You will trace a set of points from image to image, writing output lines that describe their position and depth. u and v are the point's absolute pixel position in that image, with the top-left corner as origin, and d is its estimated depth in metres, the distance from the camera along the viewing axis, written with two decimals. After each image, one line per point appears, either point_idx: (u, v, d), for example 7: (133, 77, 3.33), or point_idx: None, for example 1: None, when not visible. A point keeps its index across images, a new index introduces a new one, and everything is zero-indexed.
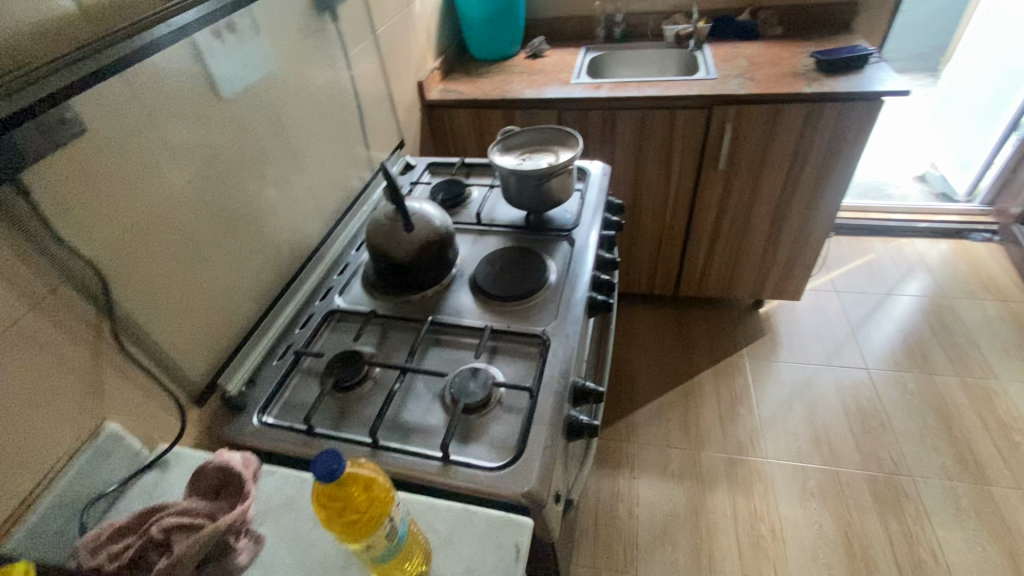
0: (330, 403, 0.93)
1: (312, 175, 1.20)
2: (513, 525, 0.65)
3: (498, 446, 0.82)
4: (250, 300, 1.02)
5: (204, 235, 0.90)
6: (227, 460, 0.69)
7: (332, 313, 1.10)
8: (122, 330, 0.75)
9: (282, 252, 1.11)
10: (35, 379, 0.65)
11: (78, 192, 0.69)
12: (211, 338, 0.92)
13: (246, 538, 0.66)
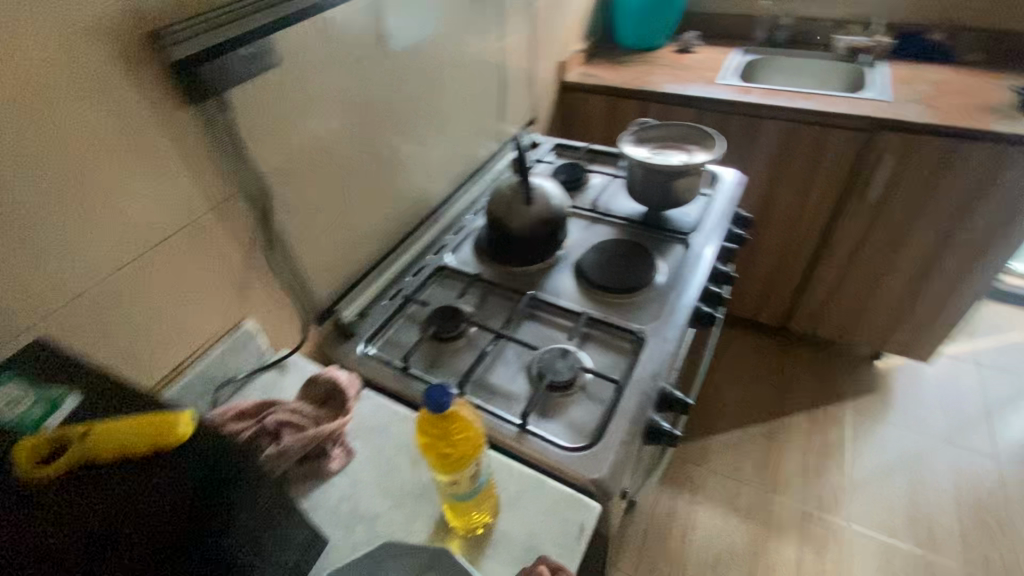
0: (425, 350, 0.99)
1: (447, 137, 1.27)
2: (581, 505, 0.66)
3: (576, 429, 0.83)
4: (373, 241, 1.10)
5: (349, 173, 0.99)
6: (335, 376, 0.76)
7: (441, 268, 1.16)
8: (273, 243, 0.85)
9: (408, 203, 1.18)
10: (204, 270, 0.76)
11: (263, 117, 0.78)
12: (336, 267, 1.01)
13: (340, 448, 0.73)
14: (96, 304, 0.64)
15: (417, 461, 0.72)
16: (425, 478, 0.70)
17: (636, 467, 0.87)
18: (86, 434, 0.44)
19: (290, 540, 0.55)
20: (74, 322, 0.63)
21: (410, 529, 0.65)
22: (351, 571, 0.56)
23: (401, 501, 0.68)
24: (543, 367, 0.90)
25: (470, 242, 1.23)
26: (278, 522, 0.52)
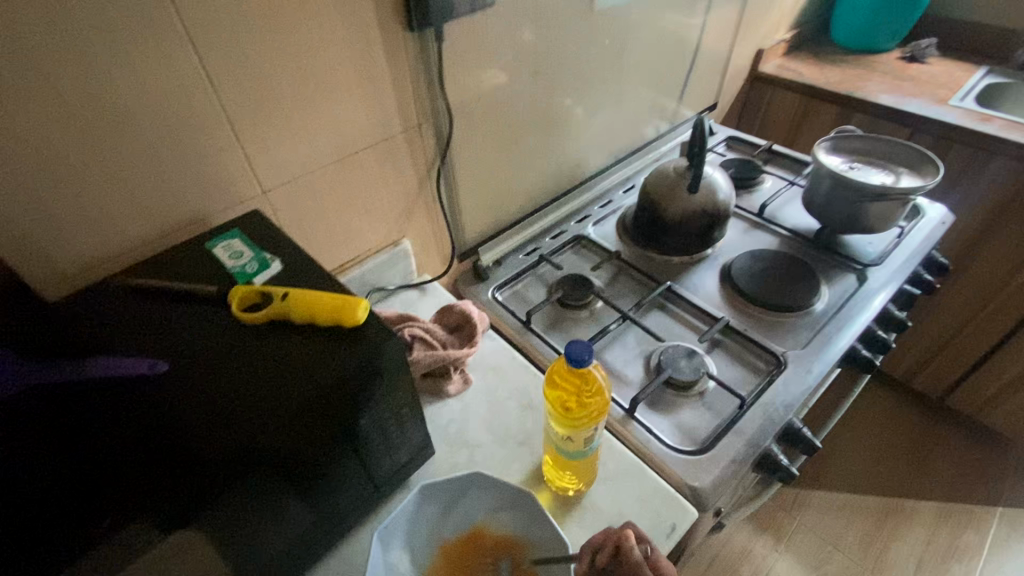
0: (549, 311, 0.98)
1: (622, 107, 1.23)
2: (677, 506, 0.64)
3: (685, 434, 0.78)
4: (527, 195, 1.12)
5: (522, 124, 1.01)
6: (469, 310, 0.81)
7: (580, 237, 1.14)
8: (443, 174, 0.91)
9: (567, 165, 1.18)
10: (383, 185, 0.83)
11: (465, 54, 0.82)
12: (488, 211, 1.05)
13: (460, 375, 0.77)
14: (300, 192, 0.74)
15: (524, 410, 0.74)
16: (529, 428, 0.72)
17: (738, 492, 0.81)
18: (285, 295, 0.52)
19: (409, 435, 0.60)
20: (281, 204, 0.72)
21: (506, 469, 0.68)
22: (444, 486, 0.60)
23: (503, 441, 0.71)
24: (664, 361, 0.85)
25: (615, 218, 1.20)
26: (406, 413, 0.58)
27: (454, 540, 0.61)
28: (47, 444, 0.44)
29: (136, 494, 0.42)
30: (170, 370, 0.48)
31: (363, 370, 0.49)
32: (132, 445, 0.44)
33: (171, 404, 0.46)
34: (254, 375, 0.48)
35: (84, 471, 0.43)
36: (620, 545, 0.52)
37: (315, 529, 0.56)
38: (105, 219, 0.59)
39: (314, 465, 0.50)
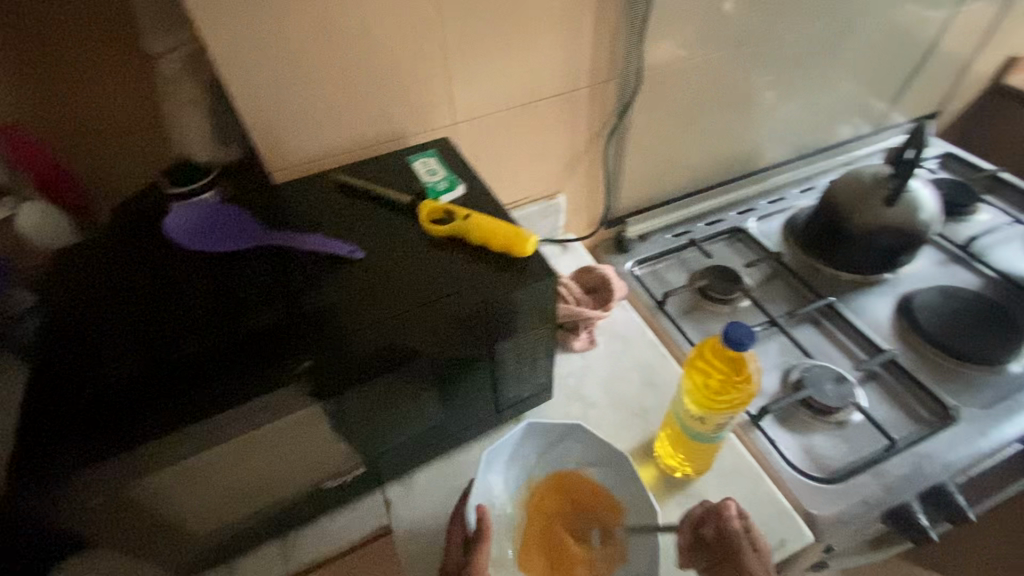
0: (688, 297, 0.93)
1: (823, 98, 1.10)
2: (791, 524, 0.61)
3: (815, 460, 0.72)
4: (692, 174, 1.06)
5: (708, 97, 0.95)
6: (610, 275, 0.80)
7: (739, 229, 1.06)
8: (615, 134, 0.89)
9: (744, 151, 1.09)
10: (557, 135, 0.84)
11: (669, 12, 0.79)
12: (649, 182, 1.01)
13: (587, 334, 0.77)
14: (483, 129, 0.76)
15: (646, 385, 0.73)
16: (647, 403, 0.71)
17: (858, 537, 0.74)
18: (466, 217, 0.55)
19: (536, 374, 0.64)
20: (463, 137, 0.76)
21: (616, 435, 0.68)
22: (547, 424, 0.59)
23: (619, 408, 0.71)
24: (809, 379, 0.78)
25: (783, 217, 1.10)
26: (540, 353, 0.61)
27: (543, 481, 0.61)
28: (262, 285, 0.52)
29: (319, 341, 0.48)
30: (362, 260, 0.54)
31: (520, 305, 0.53)
32: (311, 308, 0.50)
33: (358, 284, 0.52)
34: (428, 280, 0.52)
35: (284, 314, 0.49)
36: (720, 515, 0.52)
37: (440, 430, 0.62)
38: (327, 123, 0.66)
39: (454, 371, 0.56)
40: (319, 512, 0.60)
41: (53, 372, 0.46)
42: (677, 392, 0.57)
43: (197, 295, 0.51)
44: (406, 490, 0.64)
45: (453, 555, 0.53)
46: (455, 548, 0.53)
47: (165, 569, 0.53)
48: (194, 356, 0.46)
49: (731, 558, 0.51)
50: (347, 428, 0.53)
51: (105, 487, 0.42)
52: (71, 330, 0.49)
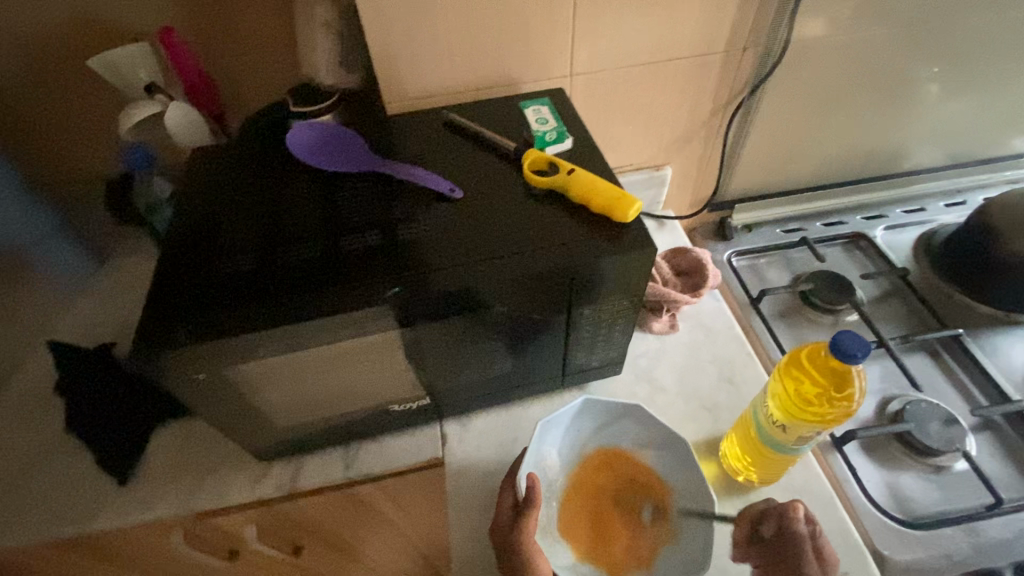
0: (786, 300, 0.86)
1: (1004, 100, 0.93)
2: (858, 558, 0.56)
3: (900, 502, 0.65)
4: (821, 165, 0.95)
5: (860, 80, 0.84)
6: (706, 262, 0.75)
7: (862, 236, 0.94)
8: (742, 109, 0.82)
9: (891, 149, 0.96)
10: (679, 102, 0.78)
11: None
12: (768, 168, 0.93)
13: (668, 317, 0.74)
14: (601, 85, 0.73)
15: (722, 382, 0.69)
16: (720, 400, 0.67)
17: None
18: (570, 172, 0.54)
19: (610, 346, 0.62)
20: (578, 91, 0.73)
21: (680, 424, 0.65)
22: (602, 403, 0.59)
23: (688, 398, 0.67)
24: (913, 414, 0.70)
25: (919, 230, 0.96)
26: (618, 326, 0.59)
27: (595, 457, 0.60)
28: (363, 211, 0.54)
29: (408, 270, 0.49)
30: (460, 201, 0.54)
31: (606, 273, 0.51)
32: (402, 240, 0.51)
33: (453, 223, 0.52)
34: (520, 231, 0.51)
35: (380, 240, 0.51)
36: (784, 515, 0.50)
37: (505, 380, 0.63)
38: (448, 60, 0.66)
39: (527, 326, 0.55)
40: (382, 430, 0.64)
41: (180, 252, 0.51)
42: (762, 392, 0.52)
43: (308, 208, 0.55)
44: (464, 430, 0.66)
45: (499, 520, 0.53)
46: (503, 513, 0.54)
47: (248, 448, 0.60)
48: (299, 263, 0.49)
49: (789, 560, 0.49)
50: (417, 358, 0.55)
51: (207, 363, 0.46)
52: (200, 219, 0.54)
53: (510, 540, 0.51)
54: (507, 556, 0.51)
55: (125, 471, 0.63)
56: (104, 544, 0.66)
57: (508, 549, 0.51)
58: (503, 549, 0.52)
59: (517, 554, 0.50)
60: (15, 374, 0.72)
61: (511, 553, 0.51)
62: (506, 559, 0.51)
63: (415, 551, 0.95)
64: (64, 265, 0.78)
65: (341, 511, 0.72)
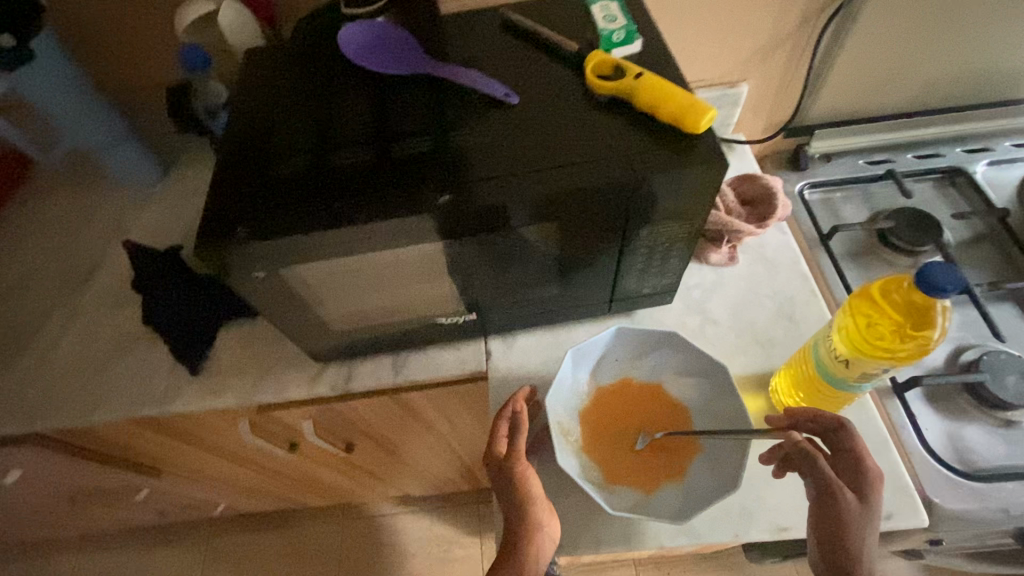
0: (860, 238, 0.79)
1: None
2: (907, 502, 0.54)
3: (959, 454, 0.62)
4: (923, 88, 0.84)
5: None
6: (776, 190, 0.69)
7: (960, 171, 0.84)
8: (839, 15, 0.72)
9: (1013, 69, 0.82)
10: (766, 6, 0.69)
11: None
12: (860, 90, 0.83)
13: (727, 249, 0.70)
14: None
15: (780, 317, 0.65)
16: (775, 335, 0.64)
17: (976, 546, 0.65)
18: (638, 76, 0.49)
19: (664, 273, 0.59)
20: None
21: (730, 357, 0.63)
22: (651, 332, 0.58)
23: (741, 331, 0.65)
24: (990, 365, 0.65)
25: None
26: (674, 252, 0.56)
27: (636, 384, 0.59)
28: (416, 116, 0.52)
29: (459, 179, 0.47)
30: (515, 108, 0.51)
31: (666, 192, 0.48)
32: (450, 148, 0.49)
33: (505, 131, 0.49)
34: (576, 142, 0.48)
35: (431, 146, 0.49)
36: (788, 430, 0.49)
37: (552, 301, 0.62)
38: None
39: (577, 248, 0.54)
40: (429, 342, 0.66)
41: (237, 152, 0.51)
42: (827, 326, 0.49)
43: (360, 112, 0.53)
44: (508, 347, 0.67)
45: (491, 450, 0.53)
46: (500, 440, 0.53)
47: (305, 349, 0.63)
48: (350, 166, 0.49)
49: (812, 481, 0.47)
50: (463, 273, 0.55)
51: (264, 261, 0.47)
52: (254, 121, 0.54)
53: (506, 468, 0.51)
54: (501, 488, 0.51)
55: (197, 362, 0.69)
56: (182, 426, 0.73)
57: (502, 478, 0.51)
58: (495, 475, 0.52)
59: (509, 481, 0.50)
60: (97, 270, 0.78)
61: (503, 483, 0.51)
62: (499, 488, 0.51)
63: (456, 458, 1.01)
64: (127, 163, 0.81)
65: (388, 415, 0.76)
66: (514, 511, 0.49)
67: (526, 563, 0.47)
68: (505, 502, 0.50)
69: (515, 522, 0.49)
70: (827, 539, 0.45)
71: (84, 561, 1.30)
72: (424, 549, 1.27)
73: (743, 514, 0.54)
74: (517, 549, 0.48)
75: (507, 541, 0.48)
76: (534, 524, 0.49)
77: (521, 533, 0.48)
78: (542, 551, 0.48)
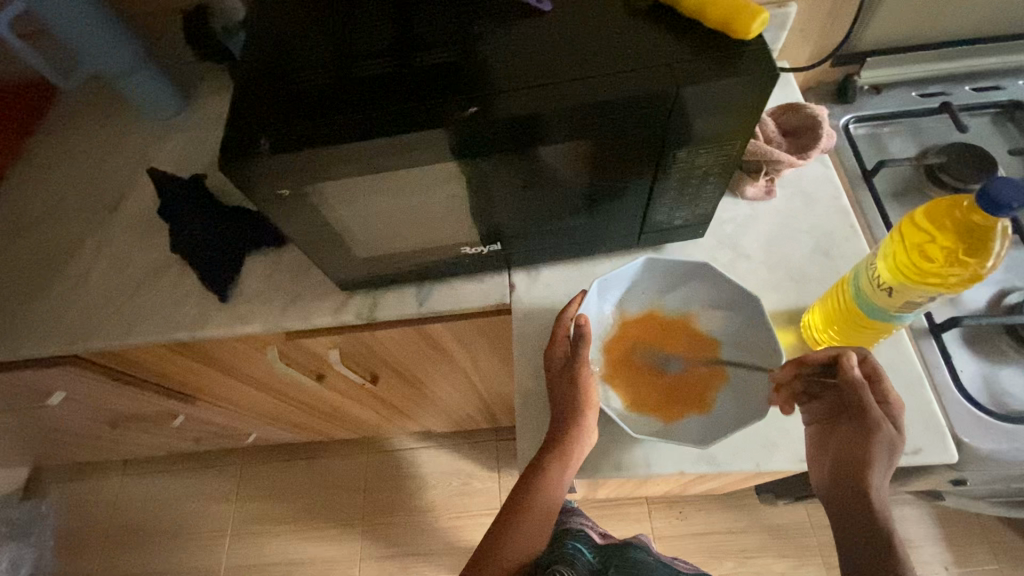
0: (906, 175, 0.75)
1: None
2: (936, 439, 0.53)
3: (993, 396, 0.60)
4: (992, 8, 0.76)
5: None
6: (822, 120, 0.65)
7: (1022, 105, 0.78)
8: None
9: None
10: None
11: None
12: (920, 11, 0.76)
13: (765, 183, 0.66)
14: None
15: (816, 254, 0.63)
16: (810, 271, 0.62)
17: (1000, 487, 0.64)
18: None
19: (697, 203, 0.57)
20: None
21: (761, 293, 0.61)
22: (680, 263, 0.57)
23: (774, 267, 0.63)
24: None
25: None
26: (710, 180, 0.54)
27: (661, 316, 0.58)
28: (443, 26, 0.49)
29: (486, 91, 0.45)
30: (547, 15, 0.48)
31: (704, 106, 0.45)
32: (477, 58, 0.46)
33: (537, 40, 0.46)
34: (613, 50, 0.45)
35: (458, 57, 0.47)
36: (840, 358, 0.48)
37: (579, 232, 0.60)
38: None
39: (607, 173, 0.52)
40: (453, 273, 0.65)
41: (257, 65, 0.49)
42: (870, 255, 0.47)
43: (383, 23, 0.50)
44: (532, 280, 0.66)
45: (556, 350, 0.55)
46: (558, 350, 0.55)
47: (331, 276, 0.63)
48: (372, 79, 0.46)
49: (852, 410, 0.49)
50: (488, 197, 0.53)
51: (289, 176, 0.47)
52: (274, 32, 0.51)
53: (567, 370, 0.53)
54: (558, 386, 0.53)
55: (225, 289, 0.70)
56: (213, 352, 0.75)
57: (558, 378, 0.54)
58: (555, 377, 0.54)
59: (563, 383, 0.53)
60: (123, 199, 0.79)
61: (562, 382, 0.53)
62: (554, 389, 0.53)
63: (477, 394, 1.03)
64: (145, 88, 0.79)
65: (412, 347, 0.77)
66: (567, 409, 0.51)
67: (564, 454, 0.50)
68: (559, 397, 0.53)
69: (561, 418, 0.51)
70: (854, 464, 0.47)
71: (127, 482, 1.40)
72: (444, 482, 1.33)
73: (764, 443, 0.54)
74: (559, 440, 0.50)
75: (555, 440, 0.51)
76: (574, 425, 0.50)
77: (563, 431, 0.51)
78: (581, 451, 0.50)
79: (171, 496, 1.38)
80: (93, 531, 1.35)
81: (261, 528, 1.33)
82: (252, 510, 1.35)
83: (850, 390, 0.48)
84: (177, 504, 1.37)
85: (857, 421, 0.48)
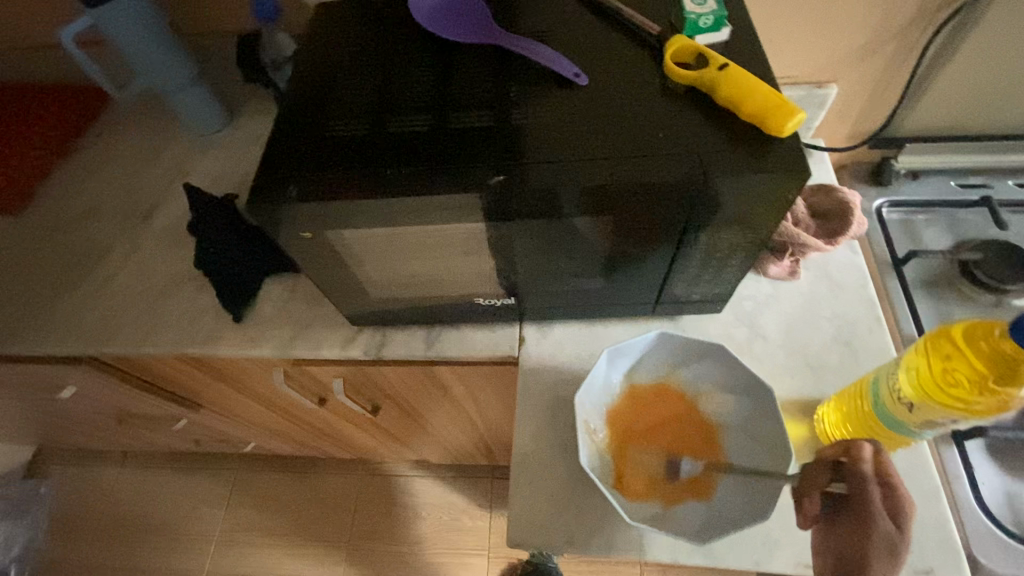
0: (938, 267, 0.73)
1: None
2: (951, 560, 0.50)
3: (1016, 516, 0.57)
4: None
5: None
6: (854, 206, 0.64)
7: None
8: (955, 21, 0.65)
9: None
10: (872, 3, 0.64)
11: None
12: (965, 103, 0.75)
13: (789, 263, 0.65)
14: None
15: (837, 342, 0.61)
16: (829, 360, 0.60)
17: None
18: (721, 67, 0.45)
19: (717, 282, 0.56)
20: None
21: (776, 378, 0.59)
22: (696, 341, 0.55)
23: (791, 352, 0.61)
24: None
25: None
26: (732, 262, 0.53)
27: (671, 391, 0.57)
28: (478, 87, 0.50)
29: (513, 160, 0.45)
30: (583, 89, 0.48)
31: (730, 197, 0.44)
32: (508, 125, 0.47)
33: (569, 112, 0.47)
34: (642, 131, 0.45)
35: (489, 121, 0.47)
36: (850, 452, 0.45)
37: (594, 295, 0.60)
38: None
39: (626, 245, 0.51)
40: (464, 320, 0.65)
41: (296, 106, 0.51)
42: (893, 363, 0.47)
43: (422, 79, 0.51)
44: (542, 335, 0.65)
45: None
46: None
47: (343, 310, 0.63)
48: (403, 134, 0.47)
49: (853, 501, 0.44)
50: (506, 255, 0.53)
51: (313, 220, 0.47)
52: (317, 75, 0.53)
53: None
54: None
55: (240, 310, 0.70)
56: (221, 368, 0.76)
57: None
58: None
59: None
60: (157, 209, 0.81)
61: None
62: None
63: (476, 432, 1.02)
64: (194, 104, 0.82)
65: (416, 384, 0.77)
66: None
67: None
68: None
69: None
70: (851, 559, 0.43)
71: (124, 473, 1.41)
72: (434, 514, 1.30)
73: (766, 541, 0.51)
74: None
75: None
76: None
77: None
78: None
79: (164, 494, 1.38)
80: (84, 519, 1.36)
81: (247, 539, 1.32)
82: (241, 518, 1.34)
83: (852, 480, 0.44)
84: (168, 503, 1.37)
85: (856, 514, 0.44)
